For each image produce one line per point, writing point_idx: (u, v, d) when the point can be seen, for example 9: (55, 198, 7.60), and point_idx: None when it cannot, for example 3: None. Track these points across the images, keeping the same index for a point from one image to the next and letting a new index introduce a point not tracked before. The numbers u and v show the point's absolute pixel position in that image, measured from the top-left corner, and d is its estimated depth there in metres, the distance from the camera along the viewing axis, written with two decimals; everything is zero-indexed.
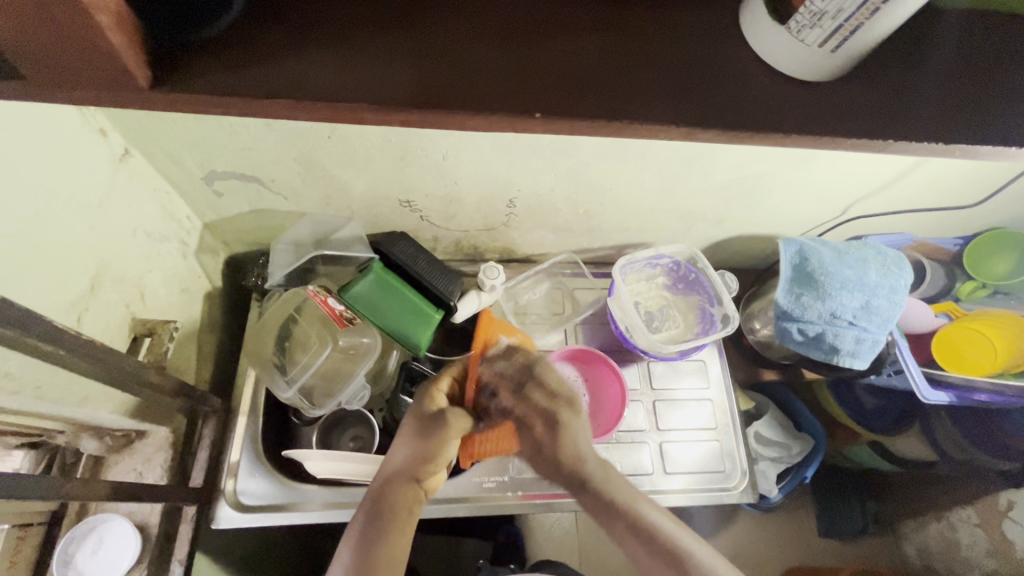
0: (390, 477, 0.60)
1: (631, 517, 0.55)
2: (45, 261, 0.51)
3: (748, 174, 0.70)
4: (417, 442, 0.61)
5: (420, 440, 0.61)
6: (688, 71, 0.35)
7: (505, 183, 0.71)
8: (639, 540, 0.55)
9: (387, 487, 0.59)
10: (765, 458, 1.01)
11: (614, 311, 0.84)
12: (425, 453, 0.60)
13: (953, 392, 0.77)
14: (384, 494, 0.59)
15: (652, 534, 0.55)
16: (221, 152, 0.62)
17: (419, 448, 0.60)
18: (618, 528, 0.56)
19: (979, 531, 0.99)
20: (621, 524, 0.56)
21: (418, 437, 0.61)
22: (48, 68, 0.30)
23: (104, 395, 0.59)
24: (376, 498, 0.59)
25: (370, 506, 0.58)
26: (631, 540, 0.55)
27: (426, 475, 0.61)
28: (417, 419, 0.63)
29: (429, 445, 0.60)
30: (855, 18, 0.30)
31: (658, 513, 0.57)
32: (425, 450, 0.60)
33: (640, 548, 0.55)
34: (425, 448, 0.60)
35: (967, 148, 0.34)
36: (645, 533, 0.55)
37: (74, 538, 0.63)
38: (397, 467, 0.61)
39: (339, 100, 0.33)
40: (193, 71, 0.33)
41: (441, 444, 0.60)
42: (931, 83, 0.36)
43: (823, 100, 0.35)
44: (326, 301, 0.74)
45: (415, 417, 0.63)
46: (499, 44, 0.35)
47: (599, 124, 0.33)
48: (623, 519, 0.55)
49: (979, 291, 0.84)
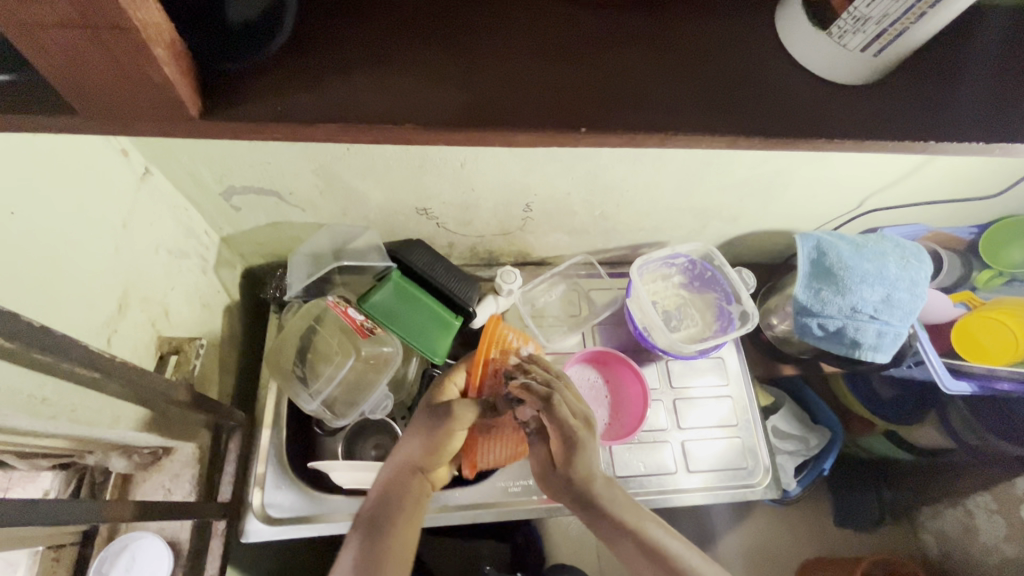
0: (399, 468, 0.61)
1: (640, 538, 0.56)
2: (77, 287, 0.51)
3: (765, 172, 0.70)
4: (423, 435, 0.61)
5: (428, 432, 0.61)
6: (726, 79, 0.35)
7: (522, 188, 0.71)
8: (647, 559, 0.55)
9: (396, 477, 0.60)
10: (783, 451, 1.00)
11: (632, 312, 0.84)
12: (432, 445, 0.61)
13: (975, 382, 0.76)
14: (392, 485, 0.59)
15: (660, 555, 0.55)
16: (241, 168, 0.62)
17: (427, 438, 0.61)
18: (624, 548, 0.56)
19: (995, 517, 0.97)
20: (628, 547, 0.56)
21: (425, 428, 0.61)
22: (101, 102, 0.30)
23: (133, 414, 0.60)
24: (386, 489, 0.59)
25: (381, 495, 0.58)
26: (636, 559, 0.55)
27: (433, 466, 0.62)
28: (427, 410, 0.63)
29: (436, 440, 0.61)
30: (901, 22, 0.31)
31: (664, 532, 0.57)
32: (433, 441, 0.61)
33: (644, 565, 0.55)
34: (432, 442, 0.61)
35: (1007, 147, 0.34)
36: (655, 554, 0.55)
37: (108, 557, 0.62)
38: (407, 458, 0.61)
39: (385, 121, 0.33)
40: (244, 99, 0.33)
41: (448, 438, 0.61)
42: (970, 85, 0.36)
43: (859, 103, 0.36)
44: (346, 311, 0.75)
45: (423, 411, 0.63)
46: (544, 58, 0.35)
47: (644, 135, 0.33)
48: (630, 538, 0.56)
49: (996, 279, 0.83)
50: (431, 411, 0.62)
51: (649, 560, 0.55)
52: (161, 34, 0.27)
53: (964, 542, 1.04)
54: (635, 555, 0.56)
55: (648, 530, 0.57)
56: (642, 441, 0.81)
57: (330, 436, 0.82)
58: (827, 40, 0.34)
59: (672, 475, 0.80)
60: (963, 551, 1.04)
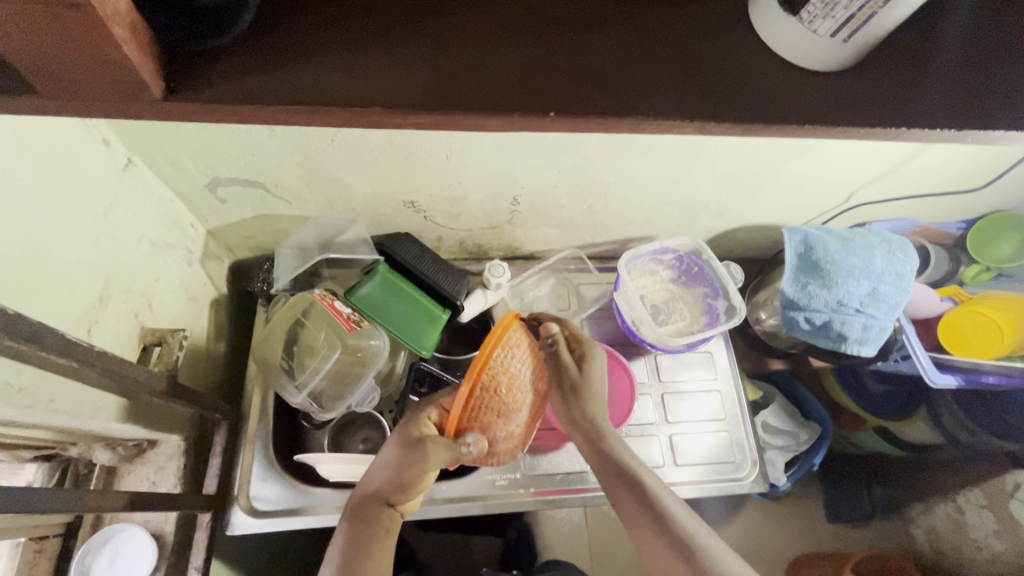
0: (368, 497, 0.57)
1: (639, 491, 0.55)
2: (55, 278, 0.51)
3: (751, 166, 0.69)
4: (394, 466, 0.57)
5: (398, 467, 0.56)
6: (698, 65, 0.36)
7: (509, 181, 0.70)
8: (649, 521, 0.54)
9: (367, 506, 0.57)
10: (774, 447, 1.00)
11: (620, 306, 0.83)
12: (401, 478, 0.56)
13: (960, 375, 0.76)
14: (362, 515, 0.56)
15: (659, 513, 0.54)
16: (225, 158, 0.62)
17: (398, 471, 0.56)
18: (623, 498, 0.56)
19: (986, 513, 0.97)
20: (642, 519, 0.54)
21: (397, 460, 0.57)
22: (61, 80, 0.30)
23: (115, 405, 0.59)
24: (354, 519, 0.56)
25: (352, 523, 0.56)
26: (638, 518, 0.54)
27: (405, 497, 0.57)
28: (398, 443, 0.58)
29: (407, 473, 0.56)
30: (868, 7, 0.31)
31: (655, 481, 0.56)
32: (401, 475, 0.56)
33: (646, 526, 0.54)
34: (401, 474, 0.56)
35: (980, 134, 0.34)
36: (653, 510, 0.54)
37: (91, 549, 0.62)
38: (377, 487, 0.58)
39: (351, 105, 0.33)
40: (208, 80, 0.34)
41: (418, 474, 0.55)
42: (941, 76, 0.36)
43: (832, 87, 0.36)
44: (332, 305, 0.73)
45: (396, 438, 0.58)
46: (517, 43, 0.36)
47: (614, 120, 0.34)
48: (631, 492, 0.55)
49: (983, 274, 0.83)
50: (404, 443, 0.57)
51: (650, 518, 0.54)
52: (119, 13, 0.28)
53: (954, 537, 1.04)
54: (637, 510, 0.55)
55: (648, 485, 0.55)
56: (630, 435, 0.81)
57: (318, 429, 0.81)
58: (796, 25, 0.34)
59: (659, 468, 0.80)
60: (953, 547, 1.04)
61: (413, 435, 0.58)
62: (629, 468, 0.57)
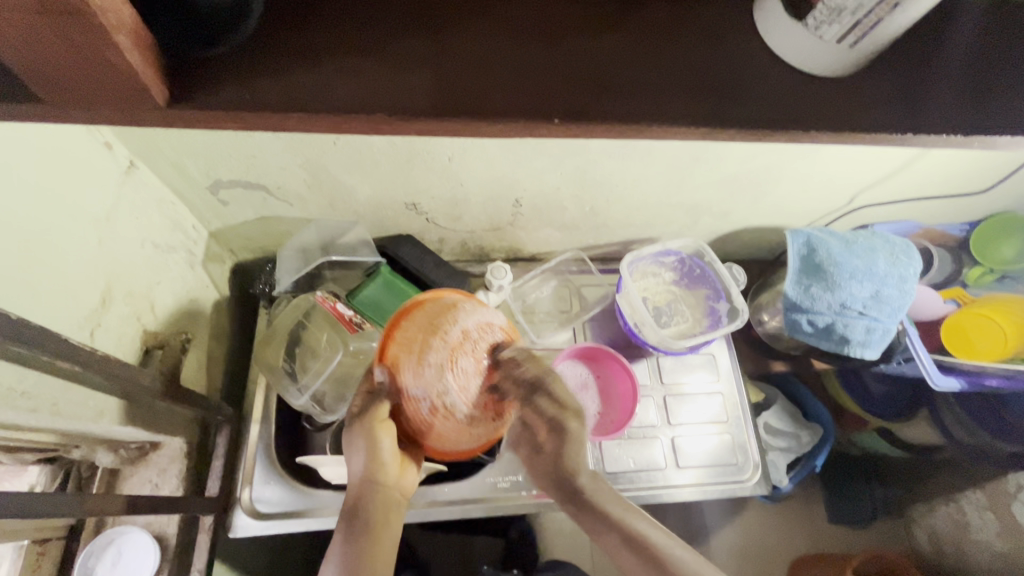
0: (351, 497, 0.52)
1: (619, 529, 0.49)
2: (58, 282, 0.51)
3: (754, 168, 0.69)
4: (350, 450, 0.51)
5: (352, 447, 0.51)
6: (704, 70, 0.36)
7: (511, 183, 0.70)
8: (633, 559, 0.48)
9: (353, 510, 0.51)
10: (775, 448, 1.00)
11: (623, 308, 0.83)
12: (360, 457, 0.51)
13: (964, 379, 0.76)
14: (349, 520, 0.50)
15: (645, 549, 0.48)
16: (226, 161, 0.62)
17: (354, 453, 0.51)
18: (601, 536, 0.50)
19: (987, 513, 0.97)
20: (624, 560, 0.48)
21: (349, 445, 0.52)
22: (64, 87, 0.30)
23: (118, 408, 0.59)
24: (344, 524, 0.50)
25: (346, 526, 0.50)
26: (618, 554, 0.49)
27: (381, 475, 0.51)
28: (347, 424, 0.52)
29: (362, 448, 0.51)
30: (875, 13, 0.31)
31: (640, 516, 0.51)
32: (358, 452, 0.51)
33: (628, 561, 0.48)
34: (357, 454, 0.51)
35: (986, 139, 0.34)
36: (637, 547, 0.48)
37: (94, 552, 0.62)
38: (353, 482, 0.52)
39: (355, 112, 0.33)
40: (211, 87, 0.34)
41: (367, 444, 0.50)
42: (947, 81, 0.36)
43: (836, 92, 0.36)
44: (335, 306, 0.74)
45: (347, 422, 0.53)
46: (521, 47, 0.36)
47: (619, 125, 0.34)
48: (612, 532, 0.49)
49: (986, 276, 0.83)
50: (349, 422, 0.52)
51: (631, 553, 0.48)
52: (121, 20, 0.27)
53: (956, 538, 1.03)
54: (619, 551, 0.49)
55: (627, 520, 0.50)
56: (632, 437, 0.81)
57: (320, 432, 0.81)
58: (802, 31, 0.34)
59: (661, 470, 0.80)
60: (956, 549, 1.03)
61: (353, 410, 0.52)
62: (610, 504, 0.51)
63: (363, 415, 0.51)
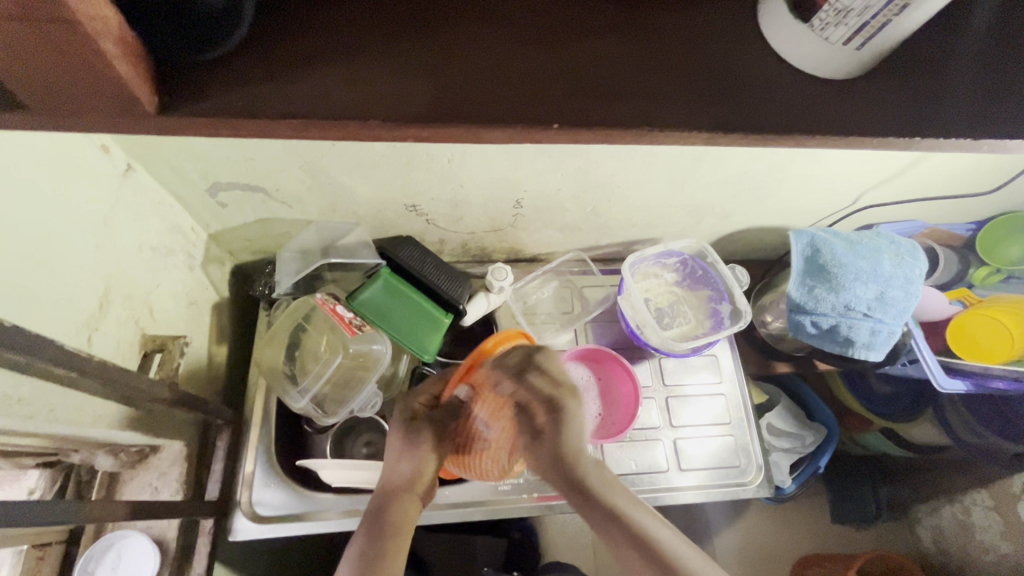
0: (387, 490, 0.58)
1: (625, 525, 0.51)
2: (55, 288, 0.50)
3: (757, 169, 0.69)
4: (404, 446, 0.60)
5: (408, 442, 0.60)
6: (706, 71, 0.35)
7: (512, 184, 0.70)
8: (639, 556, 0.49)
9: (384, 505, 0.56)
10: (778, 449, 0.99)
11: (625, 310, 0.82)
12: (413, 456, 0.59)
13: (969, 380, 0.75)
14: (381, 510, 0.56)
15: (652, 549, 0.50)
16: (224, 163, 0.61)
17: (409, 450, 0.60)
18: (610, 535, 0.51)
19: (991, 514, 0.96)
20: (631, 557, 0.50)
21: (405, 441, 0.60)
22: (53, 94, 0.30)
23: (116, 413, 0.59)
24: (374, 513, 0.56)
25: (371, 523, 0.54)
26: (625, 552, 0.50)
27: (420, 485, 0.58)
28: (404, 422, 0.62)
29: (417, 447, 0.60)
30: (883, 15, 0.30)
31: (653, 521, 0.52)
32: (413, 449, 0.60)
33: (635, 560, 0.49)
34: (410, 449, 0.60)
35: (996, 143, 0.33)
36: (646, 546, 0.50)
37: (93, 556, 0.62)
38: (393, 482, 0.58)
39: (350, 117, 0.33)
40: (202, 94, 0.33)
41: (423, 447, 0.60)
42: (958, 83, 0.35)
43: (841, 96, 0.35)
44: (335, 309, 0.73)
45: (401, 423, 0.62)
46: (520, 50, 0.35)
47: (621, 129, 0.33)
48: (614, 527, 0.51)
49: (993, 276, 0.82)
50: (407, 424, 0.62)
51: (640, 553, 0.50)
52: (109, 28, 0.27)
53: (961, 539, 1.03)
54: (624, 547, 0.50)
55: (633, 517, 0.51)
56: (633, 440, 0.80)
57: (320, 434, 0.81)
58: (808, 32, 0.33)
59: (663, 473, 0.79)
60: (960, 550, 1.03)
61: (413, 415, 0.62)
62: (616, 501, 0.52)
63: (423, 420, 0.61)
